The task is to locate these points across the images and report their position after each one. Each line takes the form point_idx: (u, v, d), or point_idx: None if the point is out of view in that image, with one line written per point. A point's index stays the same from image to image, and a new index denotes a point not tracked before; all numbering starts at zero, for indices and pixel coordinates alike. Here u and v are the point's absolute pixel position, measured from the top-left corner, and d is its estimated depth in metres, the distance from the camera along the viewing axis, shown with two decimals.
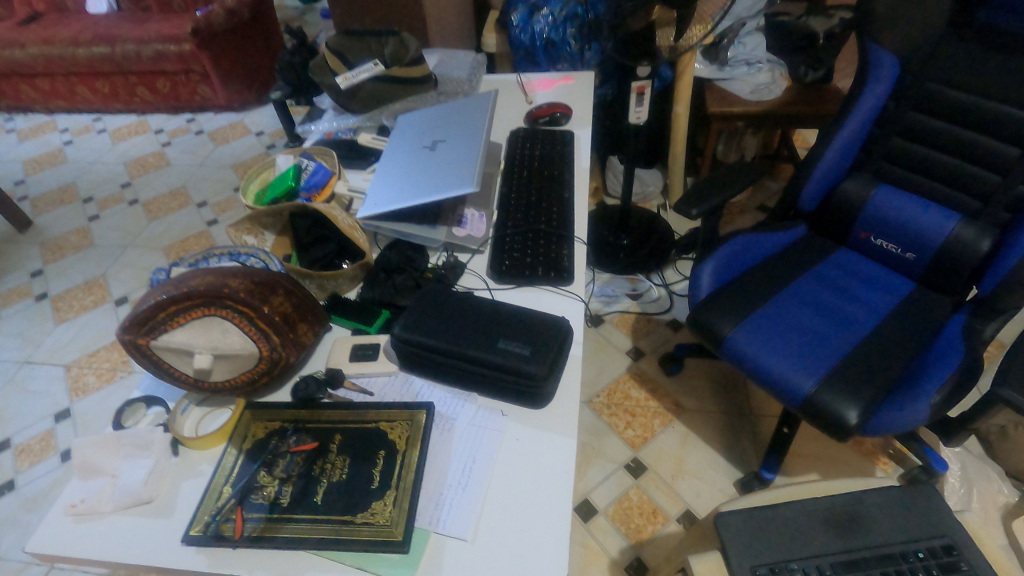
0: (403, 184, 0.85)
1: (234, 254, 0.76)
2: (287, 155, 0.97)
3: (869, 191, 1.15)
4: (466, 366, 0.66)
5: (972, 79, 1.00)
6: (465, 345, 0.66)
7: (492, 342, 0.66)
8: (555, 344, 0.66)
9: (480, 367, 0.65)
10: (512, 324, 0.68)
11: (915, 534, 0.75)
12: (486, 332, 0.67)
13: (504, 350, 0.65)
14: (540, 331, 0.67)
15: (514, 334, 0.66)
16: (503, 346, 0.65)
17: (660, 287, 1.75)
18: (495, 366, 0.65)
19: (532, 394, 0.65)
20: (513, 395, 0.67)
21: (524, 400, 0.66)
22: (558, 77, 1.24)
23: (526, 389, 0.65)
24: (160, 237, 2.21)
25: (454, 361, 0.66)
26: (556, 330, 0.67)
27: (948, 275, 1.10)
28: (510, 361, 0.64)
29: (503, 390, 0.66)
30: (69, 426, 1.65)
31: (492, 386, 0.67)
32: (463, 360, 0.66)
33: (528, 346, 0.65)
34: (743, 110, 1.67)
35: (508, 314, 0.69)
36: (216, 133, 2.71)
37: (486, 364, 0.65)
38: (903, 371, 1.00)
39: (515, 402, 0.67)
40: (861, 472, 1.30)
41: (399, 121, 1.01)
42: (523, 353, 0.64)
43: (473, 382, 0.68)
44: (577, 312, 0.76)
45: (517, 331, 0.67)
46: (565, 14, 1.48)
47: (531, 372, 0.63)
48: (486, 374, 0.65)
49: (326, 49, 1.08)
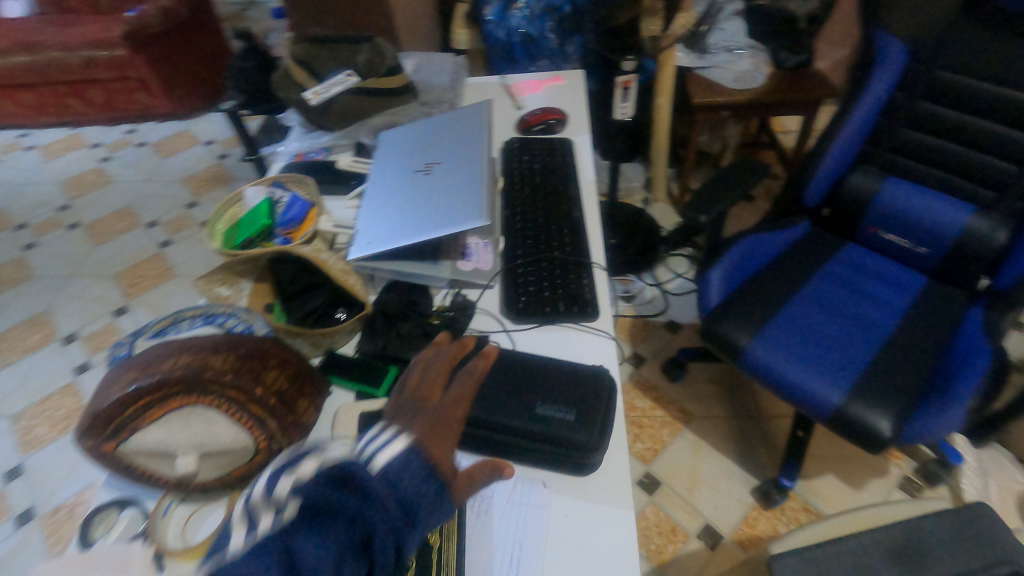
0: (399, 218, 0.74)
1: (209, 315, 0.65)
2: (257, 187, 0.85)
3: (877, 185, 1.11)
4: (501, 437, 0.58)
5: (985, 67, 0.95)
6: (497, 414, 0.57)
7: (529, 406, 0.58)
8: (600, 407, 0.59)
9: (516, 438, 0.57)
10: (548, 384, 0.60)
11: (987, 561, 0.70)
12: (520, 395, 0.59)
13: (545, 417, 0.57)
14: (580, 390, 0.60)
15: (553, 396, 0.59)
16: (542, 412, 0.58)
17: (654, 287, 1.69)
18: (535, 436, 0.57)
19: (577, 463, 0.57)
20: (554, 464, 0.59)
21: (568, 468, 0.58)
22: (545, 78, 1.14)
23: (571, 459, 0.57)
24: (109, 263, 2.01)
25: (486, 433, 0.58)
26: (599, 387, 0.60)
27: (963, 268, 1.07)
28: (552, 429, 0.57)
29: (543, 460, 0.58)
30: (22, 485, 1.47)
31: (527, 455, 0.58)
32: (496, 432, 0.58)
33: (570, 410, 0.58)
34: (728, 100, 1.61)
35: (542, 370, 0.62)
36: (162, 144, 2.50)
37: (523, 433, 0.57)
38: (929, 377, 0.96)
39: (556, 470, 0.59)
40: (876, 469, 1.28)
41: (382, 139, 0.90)
42: (566, 420, 0.57)
43: (507, 453, 0.59)
44: (610, 354, 0.68)
45: (556, 392, 0.60)
46: (542, 7, 1.37)
47: (577, 442, 0.56)
48: (523, 444, 0.57)
49: (290, 57, 0.96)
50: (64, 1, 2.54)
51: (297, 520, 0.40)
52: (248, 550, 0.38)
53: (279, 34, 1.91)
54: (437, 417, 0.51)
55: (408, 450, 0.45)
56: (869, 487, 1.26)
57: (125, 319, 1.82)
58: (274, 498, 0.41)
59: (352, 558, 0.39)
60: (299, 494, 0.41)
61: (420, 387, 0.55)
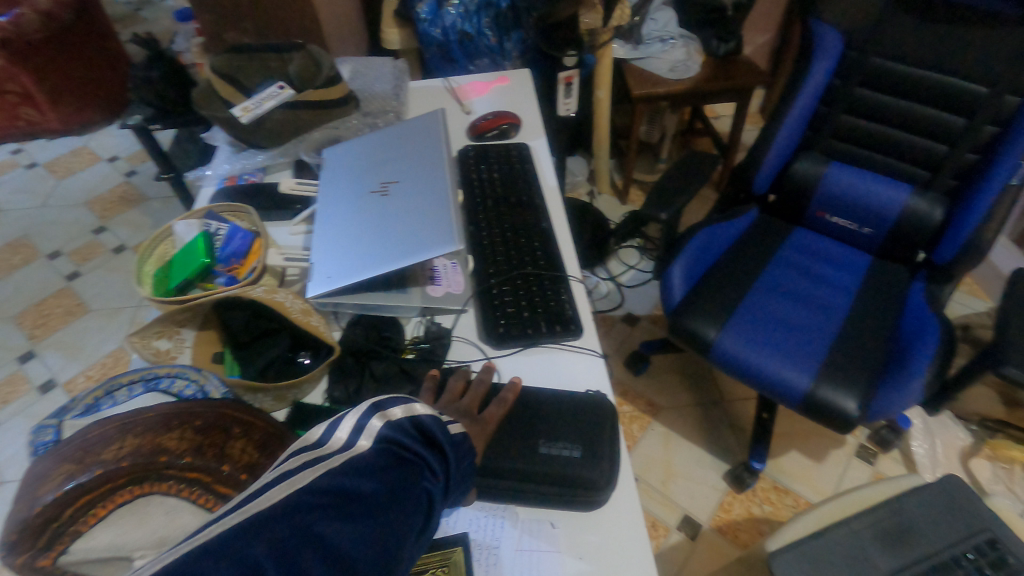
0: (361, 246, 0.68)
1: (150, 379, 0.57)
2: (189, 221, 0.75)
3: (822, 170, 1.14)
4: (504, 485, 0.55)
5: (914, 52, 1.00)
6: (496, 457, 0.55)
7: (534, 442, 0.56)
8: (607, 439, 0.57)
9: (524, 481, 0.54)
10: (550, 417, 0.59)
11: (961, 534, 0.74)
12: (521, 436, 0.57)
13: (551, 457, 0.55)
14: (582, 424, 0.58)
15: (555, 432, 0.57)
16: (548, 452, 0.56)
17: (608, 281, 1.69)
18: (542, 476, 0.54)
19: (585, 500, 0.54)
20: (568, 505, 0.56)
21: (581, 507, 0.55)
22: (491, 79, 1.09)
23: (583, 499, 0.54)
24: (6, 304, 1.72)
25: (491, 482, 0.55)
26: (603, 415, 0.59)
27: (905, 245, 1.11)
28: (560, 469, 0.54)
29: (549, 501, 0.56)
30: None
31: (536, 497, 0.55)
32: (502, 478, 0.55)
33: (576, 447, 0.56)
34: (667, 90, 1.62)
35: (543, 401, 0.61)
36: (55, 163, 2.21)
37: (530, 474, 0.54)
38: (888, 352, 1.00)
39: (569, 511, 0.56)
40: (835, 441, 1.33)
41: (328, 158, 0.83)
42: (574, 456, 0.55)
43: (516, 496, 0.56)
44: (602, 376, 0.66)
45: (559, 427, 0.58)
46: (477, 3, 1.31)
47: (588, 480, 0.54)
48: (531, 488, 0.54)
49: (210, 72, 0.87)
50: None
51: (383, 454, 0.41)
52: (344, 459, 0.39)
53: (186, 38, 1.74)
54: (479, 422, 0.57)
55: (465, 438, 0.50)
56: (831, 459, 1.31)
57: (34, 365, 1.56)
58: (365, 427, 0.42)
59: (421, 499, 0.41)
60: (392, 430, 0.43)
61: (461, 396, 0.60)
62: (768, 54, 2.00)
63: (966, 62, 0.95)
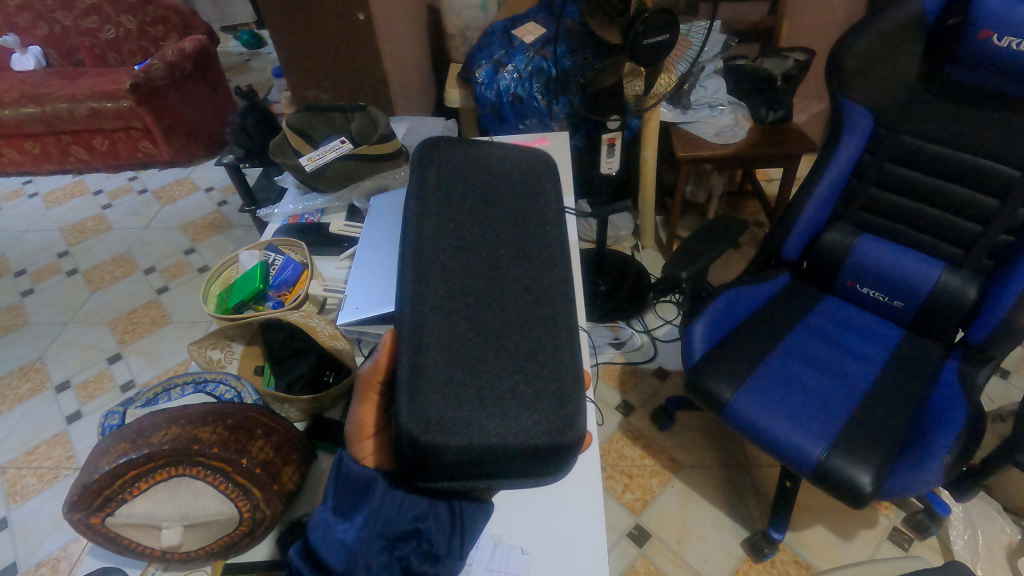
0: (385, 285, 0.79)
1: (200, 382, 0.68)
2: (252, 251, 0.89)
3: (852, 240, 1.15)
4: (513, 343, 0.54)
5: (944, 132, 1.03)
6: (440, 377, 0.51)
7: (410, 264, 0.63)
8: (444, 187, 0.62)
9: (431, 269, 0.56)
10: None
11: None
12: (471, 332, 0.54)
13: (487, 242, 0.60)
14: (450, 219, 0.60)
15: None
16: (468, 248, 0.58)
17: (643, 334, 1.70)
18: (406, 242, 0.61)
19: (494, 186, 0.64)
20: (450, 204, 0.61)
21: (434, 179, 0.62)
22: (531, 139, 1.20)
23: (424, 183, 0.62)
24: (105, 310, 1.96)
25: (457, 332, 0.53)
26: (422, 173, 0.63)
27: (938, 321, 1.10)
28: (488, 243, 0.60)
29: (452, 235, 0.59)
30: (6, 539, 1.38)
31: (416, 242, 0.57)
32: (420, 314, 0.53)
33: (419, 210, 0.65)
34: (711, 153, 1.65)
35: (459, 276, 0.56)
36: (163, 194, 2.44)
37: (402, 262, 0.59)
38: (910, 430, 0.98)
39: (471, 213, 0.61)
40: (866, 521, 1.27)
41: (373, 204, 0.95)
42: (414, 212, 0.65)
43: (447, 290, 0.55)
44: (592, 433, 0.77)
45: (461, 251, 0.58)
46: (530, 70, 1.46)
47: (472, 200, 0.62)
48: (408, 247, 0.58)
49: (287, 127, 1.05)
50: (74, 54, 2.64)
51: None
52: None
53: (280, 91, 2.01)
54: (415, 392, 0.50)
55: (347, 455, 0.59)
56: (859, 539, 1.25)
57: (119, 366, 1.76)
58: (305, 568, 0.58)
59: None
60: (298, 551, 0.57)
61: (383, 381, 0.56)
62: (822, 122, 2.03)
63: (998, 142, 0.98)
